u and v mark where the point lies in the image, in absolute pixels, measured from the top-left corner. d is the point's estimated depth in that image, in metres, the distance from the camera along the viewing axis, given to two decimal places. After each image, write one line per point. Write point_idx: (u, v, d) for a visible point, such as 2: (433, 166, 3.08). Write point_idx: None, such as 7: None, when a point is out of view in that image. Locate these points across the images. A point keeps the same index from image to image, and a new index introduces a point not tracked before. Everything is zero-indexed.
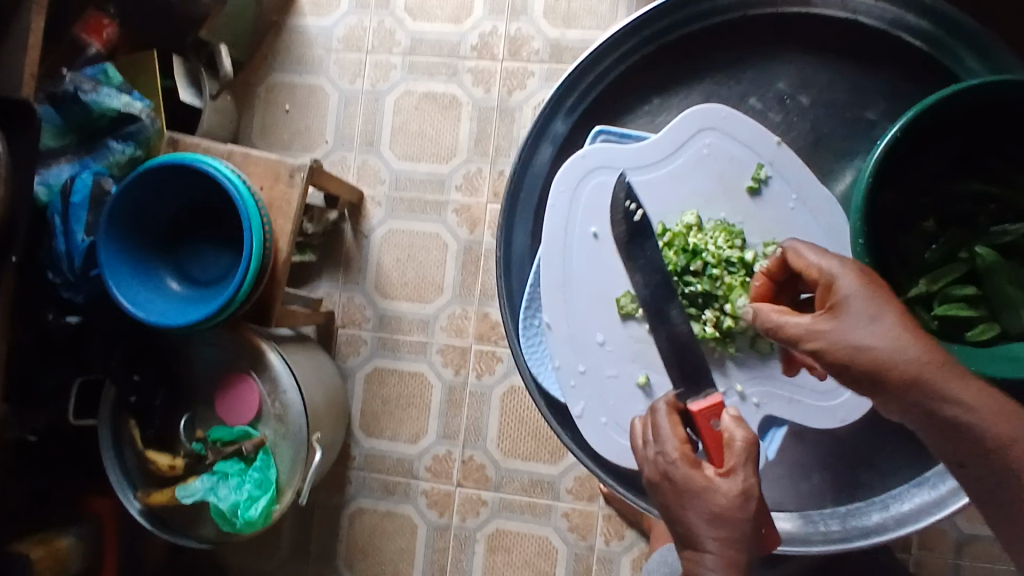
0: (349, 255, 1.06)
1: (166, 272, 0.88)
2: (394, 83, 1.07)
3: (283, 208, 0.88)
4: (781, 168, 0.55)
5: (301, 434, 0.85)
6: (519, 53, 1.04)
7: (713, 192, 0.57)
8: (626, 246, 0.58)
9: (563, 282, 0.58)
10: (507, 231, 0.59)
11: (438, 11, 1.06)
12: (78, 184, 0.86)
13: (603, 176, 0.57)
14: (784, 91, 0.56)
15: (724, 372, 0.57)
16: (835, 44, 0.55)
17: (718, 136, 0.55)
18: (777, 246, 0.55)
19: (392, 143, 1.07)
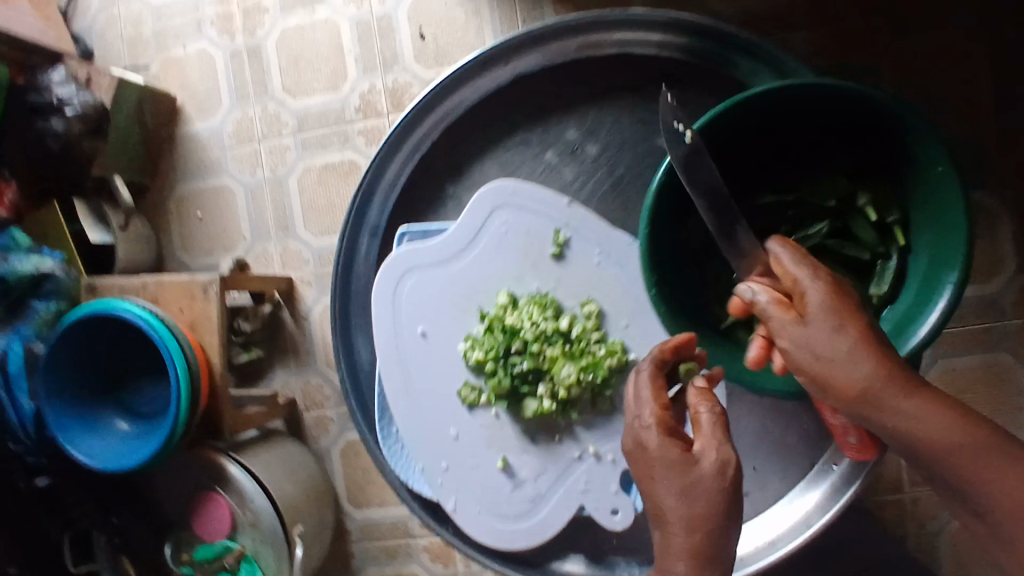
0: (294, 340, 1.07)
1: (113, 411, 0.90)
2: (293, 164, 1.08)
3: (206, 324, 0.90)
4: (575, 232, 0.63)
5: (277, 536, 0.88)
6: (402, 103, 1.04)
7: (520, 268, 0.65)
8: (455, 337, 0.66)
9: (406, 374, 0.66)
10: (351, 334, 0.68)
11: (315, 83, 1.06)
12: (11, 354, 0.88)
13: (418, 276, 0.65)
14: (573, 142, 0.64)
15: (574, 438, 0.64)
16: (610, 83, 0.63)
17: (510, 214, 0.64)
18: (591, 303, 0.63)
19: (305, 222, 1.07)
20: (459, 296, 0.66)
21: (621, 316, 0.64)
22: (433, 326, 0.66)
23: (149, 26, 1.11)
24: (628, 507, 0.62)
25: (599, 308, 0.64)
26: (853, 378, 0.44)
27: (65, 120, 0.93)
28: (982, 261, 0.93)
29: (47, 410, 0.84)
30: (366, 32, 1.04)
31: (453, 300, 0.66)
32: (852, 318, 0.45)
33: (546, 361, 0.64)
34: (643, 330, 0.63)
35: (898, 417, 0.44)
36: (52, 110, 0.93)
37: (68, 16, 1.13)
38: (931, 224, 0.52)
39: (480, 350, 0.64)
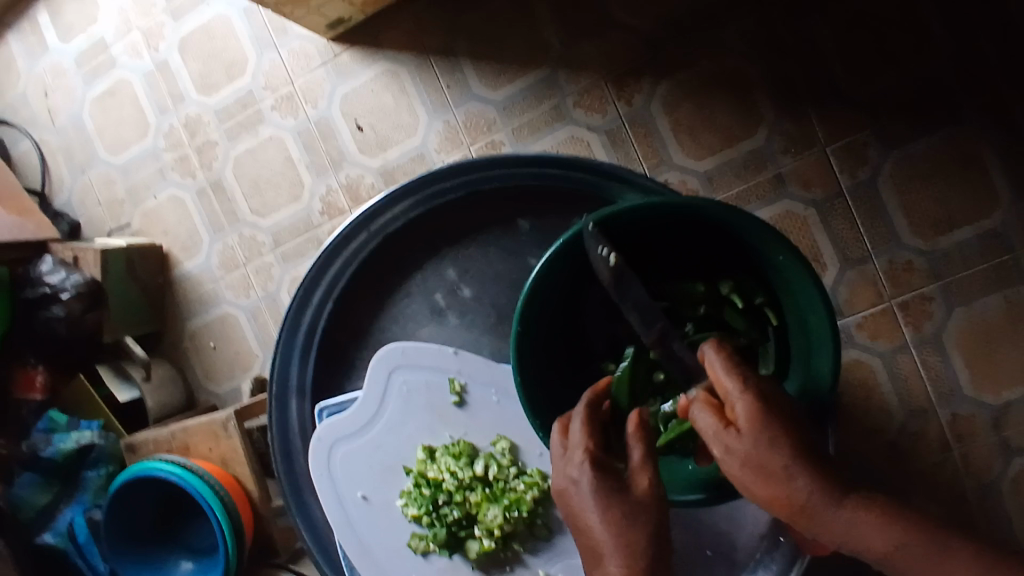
0: None
1: (181, 556, 0.97)
2: (279, 278, 1.11)
3: (235, 457, 0.95)
4: (471, 375, 0.62)
5: None
6: (359, 195, 1.06)
7: (431, 419, 0.63)
8: (393, 495, 0.63)
9: (361, 544, 0.63)
10: (303, 510, 0.65)
11: (280, 201, 1.10)
12: (78, 527, 0.99)
13: (342, 447, 0.63)
14: (454, 279, 0.64)
15: (526, 565, 0.62)
16: (485, 206, 0.63)
17: (405, 370, 0.62)
18: (501, 441, 0.62)
19: None
20: (385, 460, 0.64)
21: (537, 446, 0.62)
22: (372, 490, 0.64)
23: (121, 185, 1.19)
24: None
25: (512, 443, 0.62)
26: (791, 491, 0.44)
27: (64, 304, 1.02)
28: (971, 198, 0.88)
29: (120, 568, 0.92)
30: (310, 138, 1.08)
31: (380, 461, 0.64)
32: (784, 424, 0.45)
33: (474, 508, 0.61)
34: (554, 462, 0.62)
35: (843, 533, 0.43)
36: (51, 299, 1.02)
37: (53, 193, 1.23)
38: (794, 307, 0.52)
39: (414, 504, 0.62)
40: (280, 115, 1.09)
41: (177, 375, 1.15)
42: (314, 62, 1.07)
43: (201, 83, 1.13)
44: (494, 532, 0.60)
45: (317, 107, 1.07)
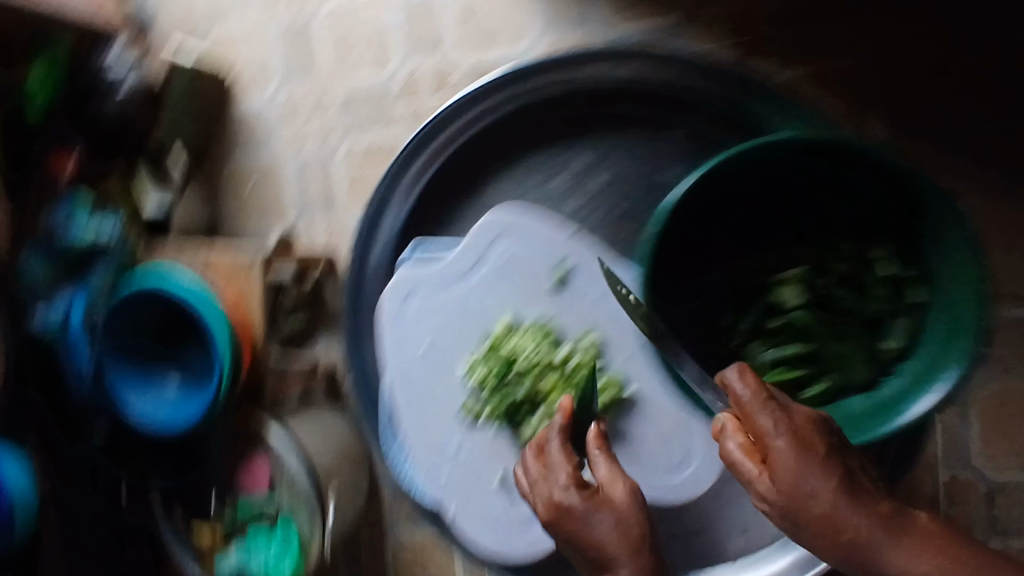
0: (326, 301, 1.00)
1: (166, 367, 0.94)
2: (336, 145, 1.08)
3: (252, 296, 0.93)
4: (579, 265, 0.74)
5: (311, 494, 0.87)
6: (446, 85, 1.02)
7: (526, 292, 0.75)
8: (466, 345, 0.76)
9: (406, 379, 0.77)
10: (359, 331, 0.79)
11: (364, 77, 1.06)
12: (75, 318, 0.92)
13: (428, 288, 0.76)
14: (585, 162, 0.74)
15: (569, 456, 0.67)
16: (646, 100, 0.71)
17: (516, 239, 0.74)
18: (589, 337, 0.73)
19: (347, 202, 1.07)
20: (463, 317, 0.76)
21: (637, 370, 0.72)
22: (441, 339, 0.77)
23: None
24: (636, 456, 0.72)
25: (598, 342, 0.73)
26: (842, 519, 0.50)
27: (122, 95, 0.99)
28: None
29: (105, 360, 0.90)
30: (416, 19, 1.03)
31: (467, 306, 0.76)
32: (829, 459, 0.51)
33: (542, 391, 0.72)
34: (632, 373, 0.72)
35: (896, 560, 0.49)
36: (110, 90, 0.99)
37: None
38: (942, 282, 0.58)
39: (483, 369, 0.75)
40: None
41: (204, 203, 1.11)
42: None
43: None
44: (550, 413, 0.72)
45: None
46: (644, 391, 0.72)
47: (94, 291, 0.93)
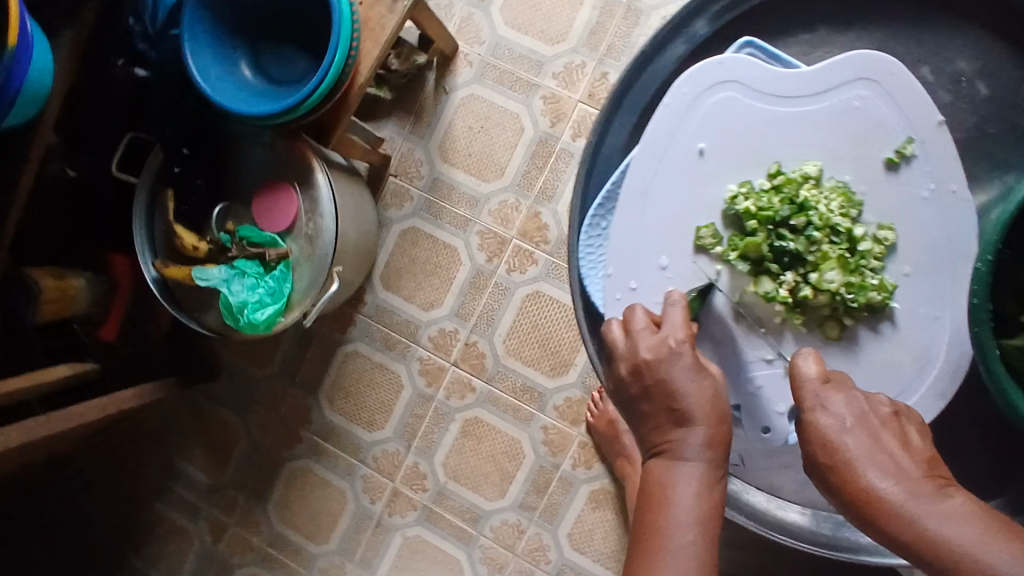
0: (424, 106, 1.11)
1: (255, 97, 0.87)
2: (467, 80, 1.10)
3: (375, 32, 0.86)
4: (928, 151, 0.59)
5: (325, 261, 0.90)
6: (597, 94, 1.05)
7: (846, 150, 0.61)
8: (726, 175, 0.63)
9: (649, 182, 0.63)
10: (607, 125, 0.64)
11: (536, 25, 1.07)
12: None
13: (734, 91, 0.61)
14: (962, 72, 0.61)
15: (778, 340, 0.62)
16: (998, 39, 0.60)
17: (875, 89, 0.59)
18: (890, 230, 0.59)
19: (447, 129, 1.11)
20: (757, 135, 0.62)
21: (925, 305, 0.60)
22: (712, 148, 0.62)
23: None
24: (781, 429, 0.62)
25: (896, 238, 0.60)
26: (863, 487, 0.50)
27: None
28: None
29: (199, 79, 0.83)
30: (610, 9, 1.05)
31: (753, 138, 0.62)
32: (865, 432, 0.52)
33: (816, 255, 0.60)
34: (938, 290, 0.60)
35: (934, 523, 0.47)
36: None
37: None
38: None
39: (755, 201, 0.60)
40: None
41: None
42: None
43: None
44: (823, 295, 0.60)
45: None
46: (938, 316, 0.60)
47: None
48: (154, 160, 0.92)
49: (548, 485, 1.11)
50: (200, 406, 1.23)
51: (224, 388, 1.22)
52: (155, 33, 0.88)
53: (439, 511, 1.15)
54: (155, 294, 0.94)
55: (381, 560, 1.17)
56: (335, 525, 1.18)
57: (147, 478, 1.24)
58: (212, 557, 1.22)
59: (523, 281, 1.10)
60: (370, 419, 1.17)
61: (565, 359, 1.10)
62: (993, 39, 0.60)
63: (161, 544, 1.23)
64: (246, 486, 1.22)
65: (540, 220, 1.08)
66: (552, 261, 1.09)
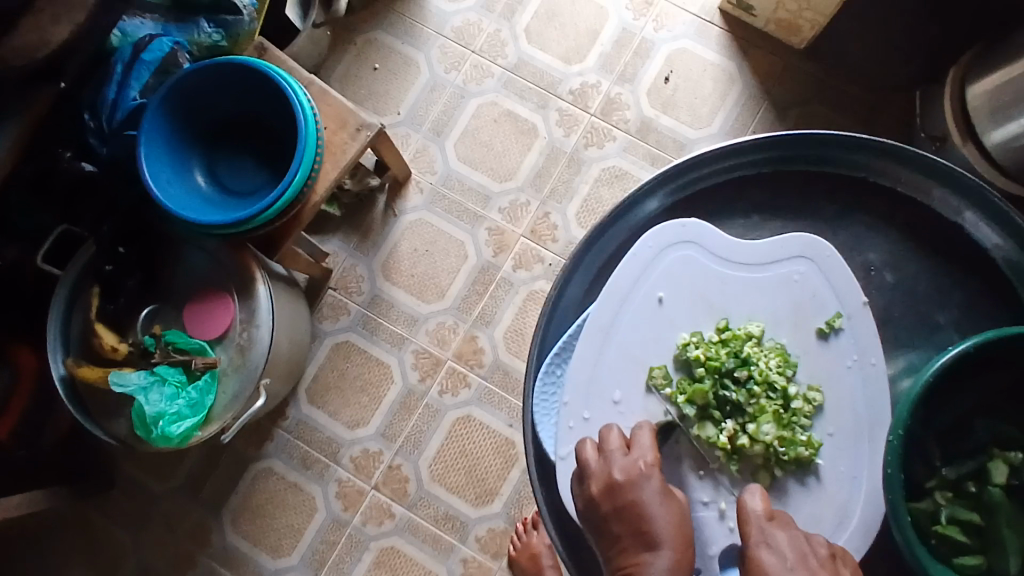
0: (371, 224, 1.14)
1: (205, 207, 0.88)
2: (416, 205, 1.15)
3: (336, 155, 0.90)
4: (854, 326, 0.66)
5: (254, 373, 0.88)
6: (539, 231, 1.12)
7: (787, 316, 0.67)
8: (679, 324, 0.67)
9: (606, 328, 0.67)
10: (567, 277, 0.70)
11: (486, 162, 1.15)
12: (155, 45, 0.87)
13: (692, 253, 0.68)
14: (875, 258, 0.70)
15: (714, 483, 0.64)
16: (899, 227, 0.70)
17: (811, 266, 0.67)
18: (820, 392, 0.65)
19: (392, 248, 1.14)
20: (708, 293, 0.68)
21: (847, 466, 0.64)
22: (669, 299, 0.68)
23: None
24: (710, 573, 0.63)
25: (825, 400, 0.65)
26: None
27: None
28: None
29: (152, 183, 0.84)
30: (556, 156, 1.14)
31: (703, 294, 0.68)
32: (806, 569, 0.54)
33: (754, 407, 0.64)
34: (863, 457, 0.64)
35: None
36: None
37: None
38: None
39: (704, 350, 0.65)
40: (558, 122, 1.15)
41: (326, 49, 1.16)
42: (621, 125, 1.14)
43: (562, 52, 1.17)
44: (759, 445, 0.63)
45: (596, 151, 1.14)
46: (864, 477, 0.64)
47: (176, 96, 0.86)
48: (86, 255, 0.90)
49: None
50: (81, 521, 1.10)
51: (114, 502, 1.11)
52: (110, 132, 0.87)
53: None
54: (59, 396, 0.88)
55: None
56: None
57: None
58: None
59: (454, 404, 1.09)
60: (276, 545, 1.08)
61: (491, 488, 1.07)
62: (888, 229, 0.70)
63: None
64: None
65: (476, 343, 1.10)
66: (485, 385, 1.09)
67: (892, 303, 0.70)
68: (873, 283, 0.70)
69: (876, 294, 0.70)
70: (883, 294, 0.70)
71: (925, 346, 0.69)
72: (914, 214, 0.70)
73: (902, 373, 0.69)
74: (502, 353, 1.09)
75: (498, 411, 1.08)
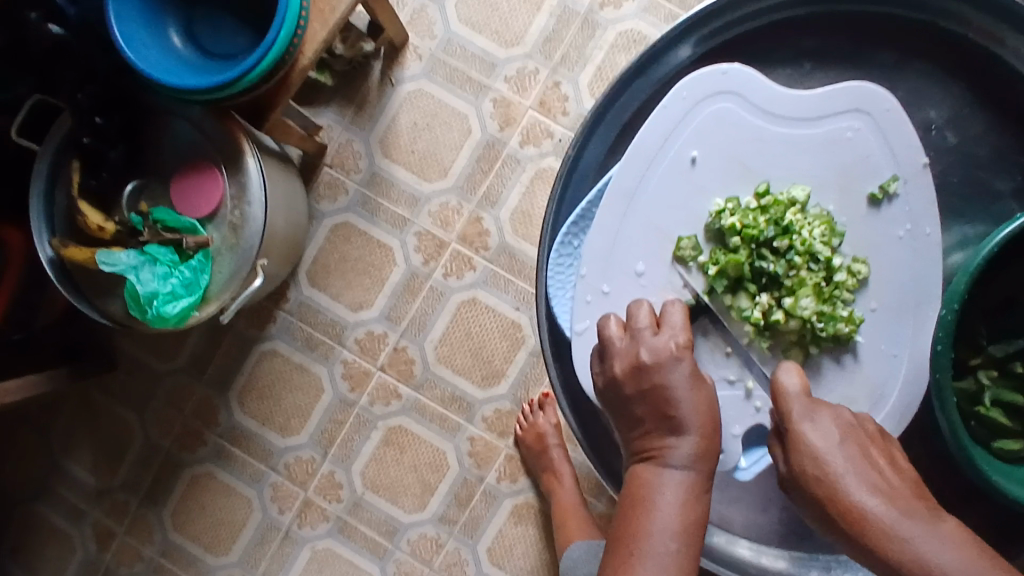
0: (367, 95, 1.06)
1: (186, 71, 0.80)
2: (416, 74, 1.06)
3: (324, 12, 0.80)
4: (908, 192, 0.61)
5: (249, 254, 0.84)
6: (548, 104, 1.04)
7: (833, 181, 0.62)
8: (713, 189, 0.63)
9: (631, 195, 0.62)
10: (586, 138, 0.64)
11: (491, 25, 1.05)
12: None
13: (733, 107, 0.62)
14: (932, 120, 0.64)
15: (743, 364, 0.62)
16: (961, 86, 0.63)
17: (867, 122, 0.61)
18: (864, 265, 0.61)
19: (392, 121, 1.06)
20: (747, 154, 0.62)
21: (886, 342, 0.62)
22: (705, 160, 0.62)
23: None
24: (735, 452, 0.62)
25: (869, 273, 0.61)
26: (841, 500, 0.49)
27: None
28: None
29: (125, 47, 0.76)
30: (567, 18, 1.04)
31: (741, 155, 0.62)
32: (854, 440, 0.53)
33: (792, 280, 0.61)
34: (902, 332, 0.62)
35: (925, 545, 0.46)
36: None
37: None
38: None
39: (740, 217, 0.60)
40: None
41: None
42: None
43: None
44: (794, 320, 0.61)
45: (613, 12, 1.03)
46: (900, 353, 0.62)
47: None
48: (63, 125, 0.83)
49: (471, 499, 1.07)
50: (89, 400, 1.11)
51: (122, 382, 1.11)
52: None
53: (353, 523, 1.08)
54: (49, 277, 0.85)
55: (287, 574, 1.09)
56: (237, 536, 1.10)
57: (23, 476, 1.12)
58: (95, 567, 1.11)
59: (459, 287, 1.06)
60: (285, 423, 1.09)
61: (498, 370, 1.06)
62: (951, 85, 0.63)
63: (38, 550, 1.12)
64: (139, 491, 1.11)
65: (481, 225, 1.05)
66: (491, 268, 1.06)
67: (947, 168, 0.64)
68: (929, 145, 0.64)
69: (931, 159, 0.64)
70: (938, 159, 0.64)
71: (977, 218, 0.64)
72: (980, 69, 0.63)
73: (956, 247, 0.64)
74: (509, 234, 1.05)
75: (504, 294, 1.05)
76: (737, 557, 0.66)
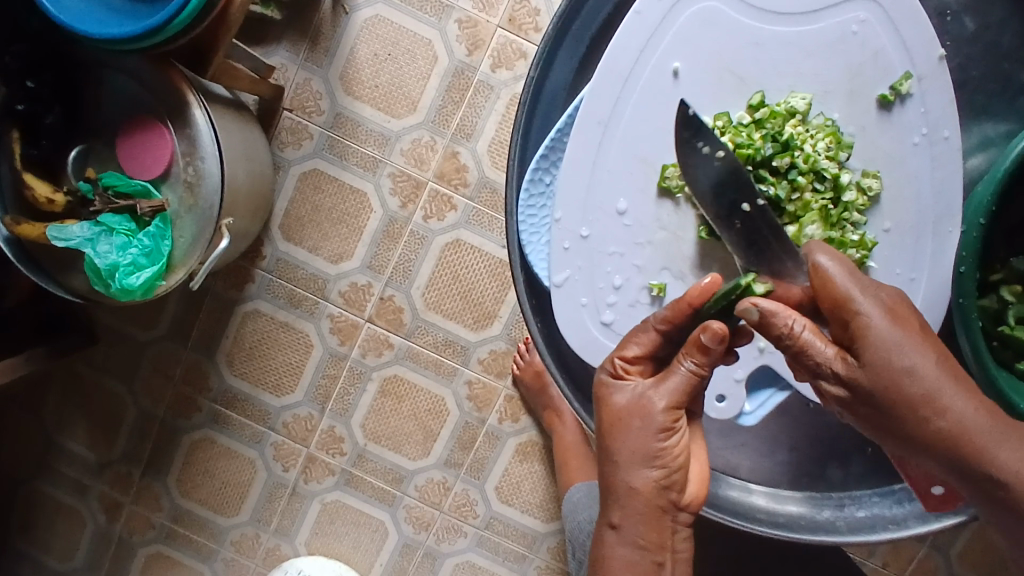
0: (320, 27, 0.97)
1: (115, 17, 0.72)
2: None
3: None
4: (923, 91, 0.56)
5: (210, 212, 0.78)
6: (517, 20, 0.96)
7: (840, 86, 0.57)
8: (701, 107, 0.57)
9: (605, 120, 0.57)
10: (550, 58, 0.58)
11: None
12: None
13: (722, 7, 0.56)
14: (948, 7, 0.57)
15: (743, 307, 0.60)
16: None
17: (876, 13, 0.56)
18: (877, 178, 0.56)
19: (352, 54, 0.98)
20: (738, 61, 0.57)
21: (903, 267, 0.58)
22: (689, 72, 0.57)
23: None
24: (737, 397, 0.61)
25: (882, 189, 0.57)
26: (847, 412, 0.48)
27: None
28: None
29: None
30: None
31: (733, 63, 0.57)
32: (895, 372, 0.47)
33: (797, 204, 0.57)
34: (923, 253, 0.58)
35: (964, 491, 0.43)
36: None
37: None
38: None
39: (733, 136, 0.56)
40: None
41: None
42: None
43: None
44: None
45: None
46: (922, 275, 0.58)
47: None
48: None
49: (474, 442, 1.06)
50: (75, 376, 1.09)
51: (105, 356, 1.08)
52: None
53: (359, 475, 1.08)
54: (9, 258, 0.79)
55: (299, 529, 1.10)
56: (245, 496, 1.09)
57: (20, 456, 1.11)
58: (109, 537, 1.11)
59: (441, 229, 1.01)
60: (277, 381, 1.07)
61: (489, 312, 1.03)
62: None
63: (47, 526, 1.12)
64: (140, 460, 1.10)
65: (458, 160, 0.99)
66: (473, 206, 1.00)
67: (968, 59, 0.58)
68: (947, 34, 0.58)
69: (950, 51, 0.58)
70: (958, 49, 0.58)
71: (1001, 116, 0.58)
72: None
73: (976, 148, 0.59)
74: (488, 168, 0.99)
75: (490, 233, 1.00)
76: (749, 507, 0.64)
